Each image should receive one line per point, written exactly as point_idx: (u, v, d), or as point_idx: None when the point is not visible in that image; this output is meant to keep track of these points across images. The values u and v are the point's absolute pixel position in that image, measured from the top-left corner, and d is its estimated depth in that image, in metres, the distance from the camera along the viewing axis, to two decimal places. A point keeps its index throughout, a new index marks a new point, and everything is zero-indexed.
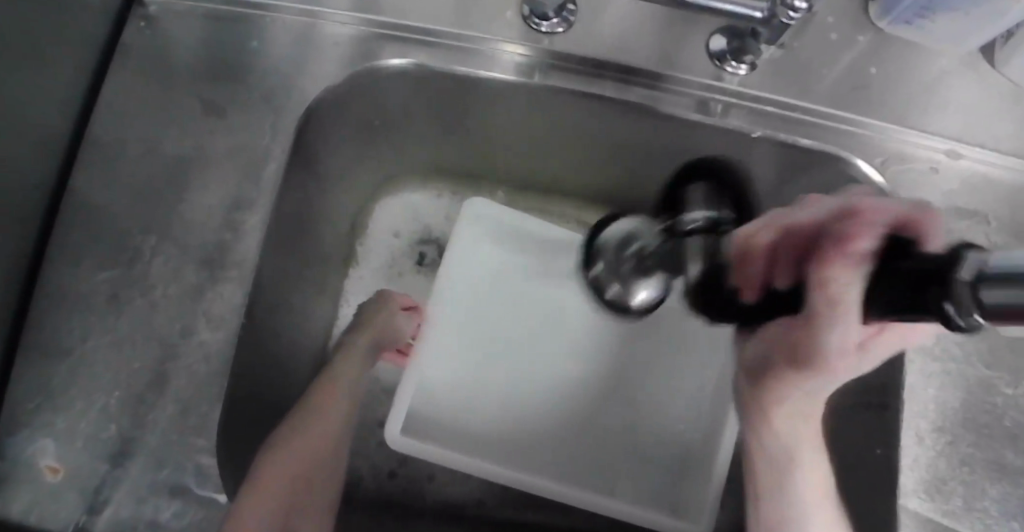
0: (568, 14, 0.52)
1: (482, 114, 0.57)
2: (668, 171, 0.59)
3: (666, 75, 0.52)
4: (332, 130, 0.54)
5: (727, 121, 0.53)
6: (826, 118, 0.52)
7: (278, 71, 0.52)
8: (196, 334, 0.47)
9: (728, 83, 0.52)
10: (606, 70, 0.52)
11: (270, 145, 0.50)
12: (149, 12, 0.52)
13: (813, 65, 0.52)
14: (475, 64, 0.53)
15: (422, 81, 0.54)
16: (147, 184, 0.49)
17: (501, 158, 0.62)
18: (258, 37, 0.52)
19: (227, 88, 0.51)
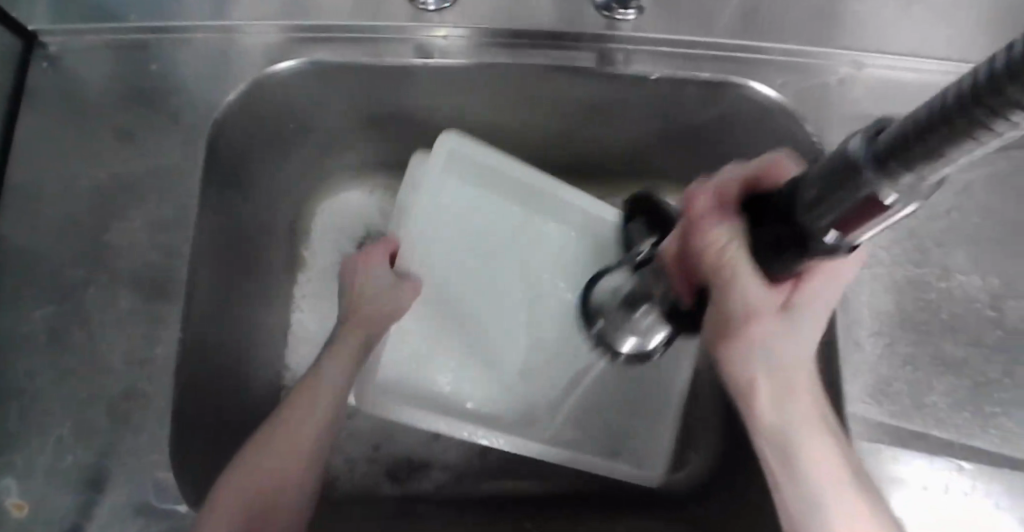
0: None
1: (395, 100, 0.58)
2: (586, 126, 0.60)
3: (562, 33, 0.53)
4: (249, 138, 0.56)
5: (628, 67, 0.53)
6: (722, 49, 0.53)
7: (184, 87, 0.53)
8: (139, 354, 0.48)
9: (620, 30, 0.53)
10: (504, 37, 0.53)
11: (186, 160, 0.51)
12: (51, 51, 0.53)
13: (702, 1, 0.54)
14: (376, 51, 0.54)
15: (327, 76, 0.55)
16: (73, 218, 0.50)
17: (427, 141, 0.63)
18: (160, 58, 0.53)
19: (137, 112, 0.52)
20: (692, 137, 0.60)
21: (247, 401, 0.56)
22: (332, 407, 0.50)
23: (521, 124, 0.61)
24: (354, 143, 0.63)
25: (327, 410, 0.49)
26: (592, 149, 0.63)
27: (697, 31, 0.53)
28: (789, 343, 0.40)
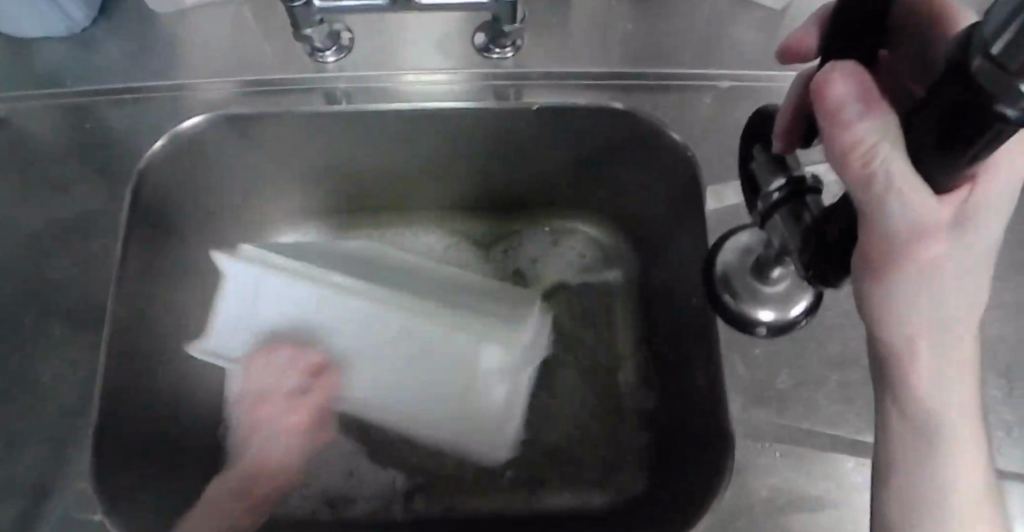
0: (343, 42, 0.60)
1: (310, 144, 0.62)
2: (494, 162, 0.65)
3: (455, 73, 0.59)
4: (174, 186, 0.60)
5: (519, 102, 0.59)
6: (599, 79, 0.59)
7: (114, 140, 0.59)
8: (65, 378, 0.52)
9: (502, 66, 0.59)
10: (406, 81, 0.59)
11: (116, 203, 0.57)
12: None
13: (577, 36, 0.60)
14: (286, 100, 0.59)
15: (242, 127, 0.60)
16: (15, 261, 0.56)
17: (350, 183, 0.67)
18: (92, 117, 0.59)
19: (74, 165, 0.59)
20: (595, 164, 0.64)
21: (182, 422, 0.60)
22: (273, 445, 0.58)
23: (435, 165, 0.65)
24: (282, 194, 0.66)
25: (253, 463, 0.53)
26: (509, 184, 0.68)
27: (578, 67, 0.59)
28: (941, 277, 0.32)
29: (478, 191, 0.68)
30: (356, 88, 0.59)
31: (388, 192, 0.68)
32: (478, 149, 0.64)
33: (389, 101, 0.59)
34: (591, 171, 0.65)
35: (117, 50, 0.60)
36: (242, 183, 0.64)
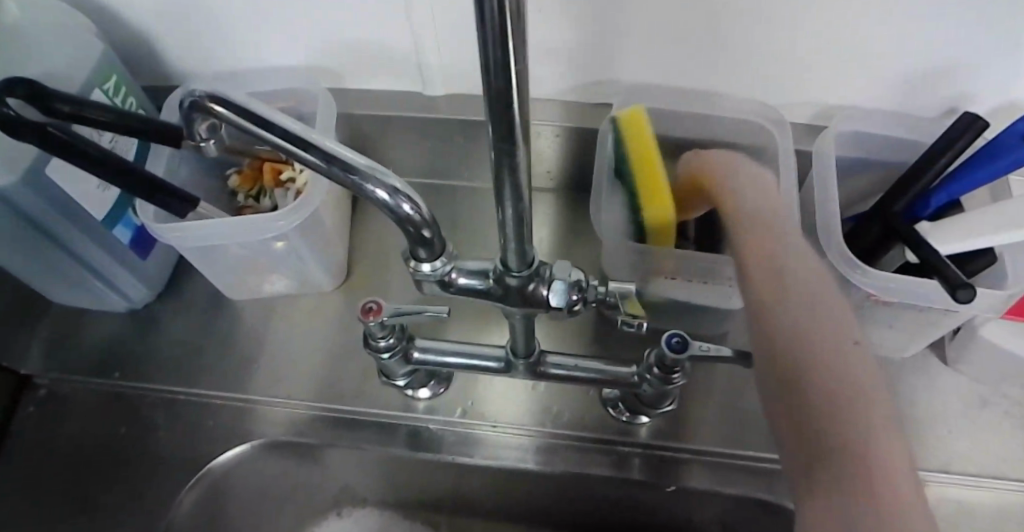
0: (439, 383, 0.50)
1: (407, 471, 0.54)
2: (632, 517, 0.56)
3: (582, 432, 0.48)
4: (232, 501, 0.54)
5: (649, 476, 0.47)
6: (767, 463, 0.47)
7: (173, 434, 0.52)
8: None
9: (634, 434, 0.48)
10: (562, 437, 0.48)
11: (205, 510, 0.53)
12: (41, 392, 0.55)
13: (727, 394, 0.50)
14: (357, 419, 0.50)
15: (345, 465, 0.53)
16: None
17: (425, 491, 0.58)
18: (144, 416, 0.53)
19: (120, 464, 0.52)
20: None
21: None
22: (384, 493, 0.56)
23: (555, 510, 0.57)
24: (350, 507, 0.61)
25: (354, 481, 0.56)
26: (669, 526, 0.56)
27: (762, 445, 0.48)
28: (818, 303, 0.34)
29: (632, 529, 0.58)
30: (492, 424, 0.49)
31: (529, 506, 0.58)
32: (620, 507, 0.54)
33: (496, 453, 0.48)
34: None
35: (181, 329, 0.55)
36: (303, 496, 0.57)
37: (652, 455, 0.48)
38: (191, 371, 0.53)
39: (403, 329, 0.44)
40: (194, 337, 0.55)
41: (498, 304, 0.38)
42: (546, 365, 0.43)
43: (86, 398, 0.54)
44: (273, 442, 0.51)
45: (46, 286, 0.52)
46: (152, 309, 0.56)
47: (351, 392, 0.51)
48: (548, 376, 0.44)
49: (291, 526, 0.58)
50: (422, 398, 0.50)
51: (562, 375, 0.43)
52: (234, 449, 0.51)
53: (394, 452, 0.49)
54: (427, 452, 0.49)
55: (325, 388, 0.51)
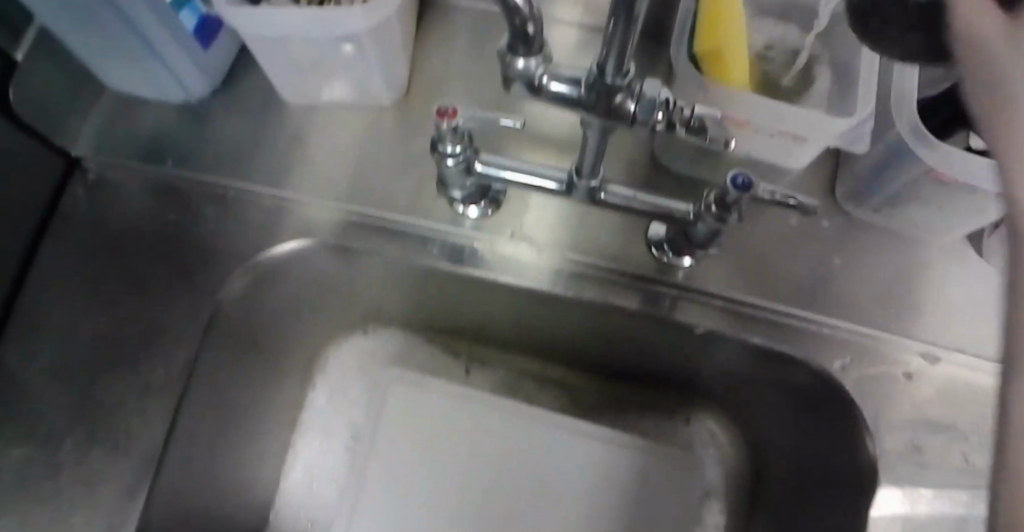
0: (493, 198, 0.51)
1: (438, 290, 0.57)
2: (638, 356, 0.60)
3: (623, 268, 0.50)
4: (271, 298, 0.55)
5: (676, 315, 0.50)
6: (788, 316, 0.51)
7: (220, 226, 0.53)
8: (211, 470, 0.55)
9: (670, 274, 0.50)
10: (601, 271, 0.51)
11: (250, 303, 0.54)
12: (90, 177, 0.55)
13: (768, 252, 0.52)
14: (406, 230, 0.52)
15: (385, 275, 0.55)
16: (103, 358, 0.51)
17: (448, 313, 0.62)
18: (193, 206, 0.54)
19: (168, 248, 0.53)
20: (731, 382, 0.59)
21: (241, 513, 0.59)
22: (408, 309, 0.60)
23: (573, 343, 0.61)
24: (378, 317, 0.65)
25: (382, 297, 0.59)
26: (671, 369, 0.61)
27: (789, 301, 0.51)
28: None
29: (633, 370, 0.63)
30: (535, 251, 0.51)
31: (541, 340, 0.63)
32: (630, 345, 0.58)
33: (539, 276, 0.50)
34: (743, 390, 0.59)
35: (233, 126, 0.55)
36: (340, 302, 0.60)
37: (678, 296, 0.50)
38: (246, 171, 0.54)
39: (470, 141, 0.44)
40: (247, 133, 0.54)
41: (580, 115, 0.38)
42: (605, 192, 0.44)
43: (137, 186, 0.54)
44: (324, 245, 0.52)
45: (99, 61, 0.51)
46: (208, 106, 0.55)
47: (405, 205, 0.52)
48: (605, 203, 0.45)
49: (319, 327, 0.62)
50: (471, 217, 0.51)
51: (617, 202, 0.45)
52: (286, 246, 0.52)
53: (437, 265, 0.51)
54: (471, 266, 0.51)
55: (381, 200, 0.52)
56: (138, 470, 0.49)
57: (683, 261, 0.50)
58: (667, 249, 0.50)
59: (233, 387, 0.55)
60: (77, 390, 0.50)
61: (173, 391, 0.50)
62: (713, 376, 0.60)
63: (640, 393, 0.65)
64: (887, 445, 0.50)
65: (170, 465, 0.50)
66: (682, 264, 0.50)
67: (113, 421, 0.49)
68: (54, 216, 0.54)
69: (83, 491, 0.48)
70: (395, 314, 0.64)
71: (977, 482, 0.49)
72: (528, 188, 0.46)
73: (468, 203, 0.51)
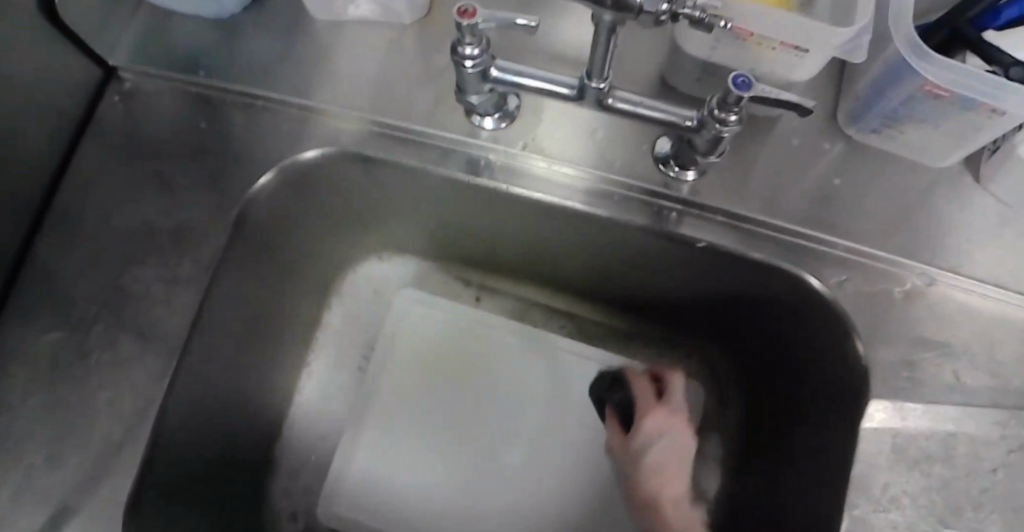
0: (509, 111, 0.54)
1: (454, 208, 0.61)
2: (641, 277, 0.64)
3: (632, 183, 0.53)
4: (297, 207, 0.58)
5: (680, 229, 0.53)
6: (784, 233, 0.54)
7: (249, 134, 0.56)
8: (234, 367, 0.58)
9: (675, 189, 0.53)
10: (610, 184, 0.54)
11: (278, 207, 0.57)
12: (126, 86, 0.58)
13: (772, 171, 0.54)
14: (428, 141, 0.55)
15: (407, 187, 0.59)
16: (133, 252, 0.53)
17: (463, 238, 0.66)
18: (223, 115, 0.57)
19: (195, 152, 0.56)
20: (726, 304, 0.63)
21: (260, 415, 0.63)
22: (428, 227, 0.66)
23: (579, 265, 0.65)
24: (401, 241, 0.69)
25: (404, 215, 0.64)
26: (667, 293, 0.65)
27: (789, 218, 0.54)
28: None
29: (630, 300, 0.69)
30: (547, 163, 0.53)
31: (547, 267, 0.68)
32: (632, 266, 0.62)
33: (552, 188, 0.54)
34: (733, 313, 0.64)
35: (262, 40, 0.57)
36: (365, 216, 0.64)
37: (680, 210, 0.54)
38: (274, 82, 0.56)
39: (487, 44, 0.45)
40: (275, 47, 0.57)
41: (591, 8, 0.39)
42: (615, 98, 0.46)
43: (169, 95, 0.57)
44: (347, 152, 0.55)
45: None
46: (239, 19, 0.58)
47: (424, 116, 0.55)
48: (614, 109, 0.47)
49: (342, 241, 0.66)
50: (486, 129, 0.54)
51: (625, 108, 0.46)
52: (310, 152, 0.55)
53: (455, 175, 0.54)
54: (485, 176, 0.54)
55: (403, 112, 0.55)
56: (169, 350, 0.51)
57: (687, 174, 0.53)
58: (672, 163, 0.53)
59: (259, 289, 0.58)
60: (110, 281, 0.53)
61: (203, 274, 0.52)
62: (708, 299, 0.64)
63: (638, 317, 0.70)
64: (879, 357, 0.52)
65: (194, 349, 0.53)
66: (687, 178, 0.53)
67: (142, 307, 0.52)
68: (89, 119, 0.57)
69: (114, 372, 0.51)
70: (415, 236, 0.68)
71: (966, 398, 0.51)
72: (541, 93, 0.47)
73: (483, 115, 0.54)
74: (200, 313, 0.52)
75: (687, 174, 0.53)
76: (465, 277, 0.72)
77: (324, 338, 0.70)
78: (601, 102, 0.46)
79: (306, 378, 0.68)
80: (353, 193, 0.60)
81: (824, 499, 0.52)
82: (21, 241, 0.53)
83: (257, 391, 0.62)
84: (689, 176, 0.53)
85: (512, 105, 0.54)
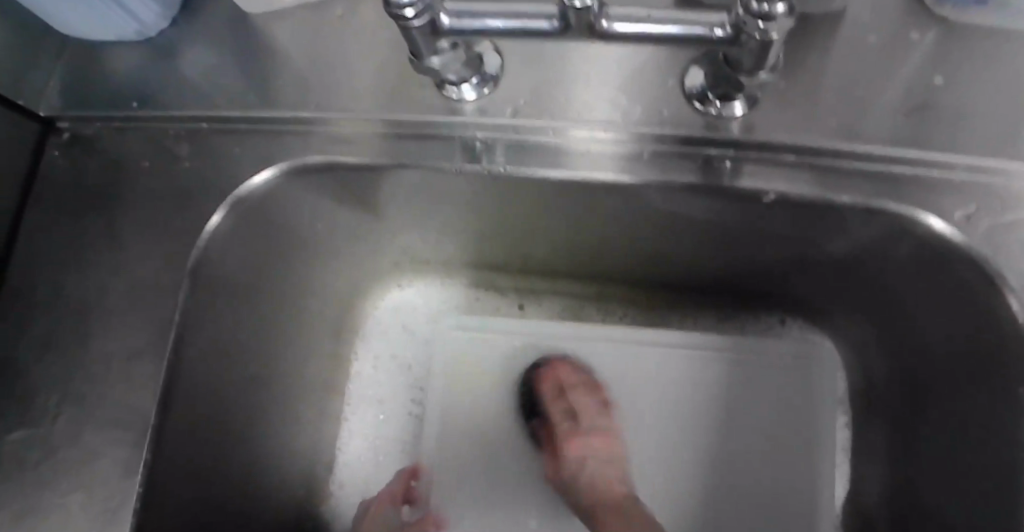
0: (490, 73, 0.43)
1: (461, 209, 0.51)
2: (701, 251, 0.51)
3: (661, 133, 0.41)
4: (273, 239, 0.50)
5: (737, 182, 0.41)
6: (878, 161, 0.40)
7: (202, 165, 0.48)
8: (236, 437, 0.50)
9: (722, 131, 0.41)
10: (638, 140, 0.42)
11: (252, 244, 0.49)
12: (66, 137, 0.50)
13: (846, 84, 0.41)
14: (404, 131, 0.45)
15: (401, 195, 0.49)
16: (96, 323, 0.46)
17: (481, 242, 0.56)
18: (172, 148, 0.48)
19: (149, 197, 0.48)
20: (816, 266, 0.50)
21: (285, 484, 0.54)
22: (436, 236, 0.56)
23: (621, 249, 0.53)
24: (411, 259, 0.59)
25: (403, 227, 0.54)
26: (743, 265, 0.53)
27: (882, 139, 0.40)
28: None
29: (700, 280, 0.56)
30: (554, 129, 0.42)
31: (590, 259, 0.56)
32: (689, 240, 0.50)
33: (566, 160, 0.43)
34: (835, 277, 0.50)
35: (200, 55, 0.49)
36: (361, 237, 0.55)
37: (732, 157, 0.41)
38: (217, 99, 0.48)
39: None
40: (215, 59, 0.49)
41: None
42: (612, 21, 0.34)
43: (111, 139, 0.49)
44: (311, 165, 0.46)
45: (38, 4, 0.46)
46: (171, 36, 0.50)
47: (391, 102, 0.45)
48: (614, 40, 0.34)
49: (342, 270, 0.56)
50: (468, 101, 0.43)
51: (631, 33, 0.34)
52: (265, 173, 0.46)
53: (448, 167, 0.44)
54: (483, 161, 0.44)
55: (368, 103, 0.45)
56: (138, 436, 0.43)
57: (734, 105, 0.40)
58: (712, 95, 0.40)
59: (245, 341, 0.50)
60: (69, 364, 0.45)
61: (162, 337, 0.44)
62: (790, 263, 0.51)
63: (707, 296, 0.58)
64: None
65: (174, 427, 0.45)
66: (734, 110, 0.40)
67: (105, 390, 0.44)
68: (32, 182, 0.50)
69: (83, 470, 0.43)
70: (424, 251, 0.58)
71: None
72: (512, 36, 0.35)
73: (460, 84, 0.43)
74: (169, 386, 0.44)
75: (733, 106, 0.40)
76: (500, 289, 0.61)
77: (354, 383, 0.61)
78: (594, 30, 0.34)
79: (348, 438, 0.60)
80: (339, 210, 0.51)
81: (992, 505, 0.40)
82: None
83: (280, 464, 0.54)
84: (737, 107, 0.40)
85: (492, 66, 0.43)
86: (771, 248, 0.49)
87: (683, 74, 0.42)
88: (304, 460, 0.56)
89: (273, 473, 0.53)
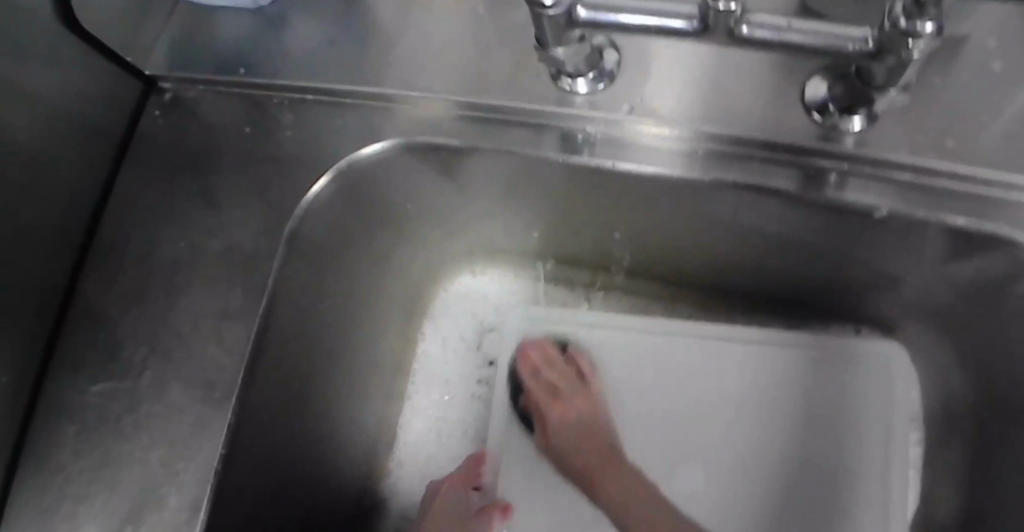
0: (606, 68, 0.43)
1: (553, 202, 0.51)
2: (785, 262, 0.51)
3: (771, 141, 0.41)
4: (364, 214, 0.51)
5: (844, 195, 0.41)
6: (992, 187, 0.40)
7: (303, 134, 0.48)
8: (311, 405, 0.51)
9: (836, 143, 0.40)
10: (746, 145, 0.42)
11: (344, 217, 0.49)
12: (167, 98, 0.51)
13: (966, 107, 0.41)
14: (510, 117, 0.45)
15: (494, 181, 0.50)
16: (187, 282, 0.47)
17: (559, 234, 0.56)
18: (273, 116, 0.49)
19: (249, 162, 0.48)
20: (904, 287, 0.50)
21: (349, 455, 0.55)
22: (518, 224, 0.56)
23: (703, 253, 0.53)
24: (486, 246, 0.60)
25: (487, 213, 0.54)
26: (823, 280, 0.53)
27: (1000, 164, 0.40)
28: None
29: (774, 292, 0.57)
30: (662, 128, 0.43)
31: (667, 261, 0.56)
32: (776, 250, 0.50)
33: (672, 161, 0.43)
34: (919, 300, 0.50)
35: (309, 26, 0.49)
36: (446, 219, 0.55)
37: (839, 170, 0.41)
38: (322, 70, 0.48)
39: None
40: (323, 32, 0.49)
41: None
42: (754, 24, 0.34)
43: (213, 102, 0.50)
44: (415, 144, 0.46)
45: None
46: (281, 7, 0.50)
47: (499, 89, 0.45)
48: (751, 43, 0.34)
49: (421, 250, 0.57)
50: (580, 93, 0.44)
51: (770, 38, 0.34)
52: (369, 149, 0.47)
53: (549, 156, 0.45)
54: (585, 152, 0.44)
55: (476, 87, 0.45)
56: (224, 398, 0.43)
57: (854, 119, 0.40)
58: (833, 107, 0.40)
59: (327, 312, 0.50)
60: (159, 320, 0.46)
61: (254, 300, 0.45)
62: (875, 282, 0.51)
63: (781, 308, 0.58)
64: None
65: (258, 389, 0.45)
66: (852, 124, 0.41)
67: (193, 349, 0.45)
68: (130, 139, 0.51)
69: (165, 426, 0.44)
70: (501, 239, 0.58)
71: None
72: (646, 32, 0.35)
73: (575, 76, 0.43)
74: (258, 350, 0.45)
75: (851, 120, 0.41)
76: (570, 283, 0.62)
77: (419, 363, 0.61)
78: (733, 33, 0.34)
79: (409, 418, 0.60)
80: (432, 190, 0.52)
81: None
82: (65, 283, 0.47)
83: (346, 438, 0.54)
84: (856, 121, 0.40)
85: (610, 61, 0.43)
86: (859, 264, 0.49)
87: (804, 83, 0.42)
88: (366, 436, 0.57)
89: (339, 443, 0.54)
